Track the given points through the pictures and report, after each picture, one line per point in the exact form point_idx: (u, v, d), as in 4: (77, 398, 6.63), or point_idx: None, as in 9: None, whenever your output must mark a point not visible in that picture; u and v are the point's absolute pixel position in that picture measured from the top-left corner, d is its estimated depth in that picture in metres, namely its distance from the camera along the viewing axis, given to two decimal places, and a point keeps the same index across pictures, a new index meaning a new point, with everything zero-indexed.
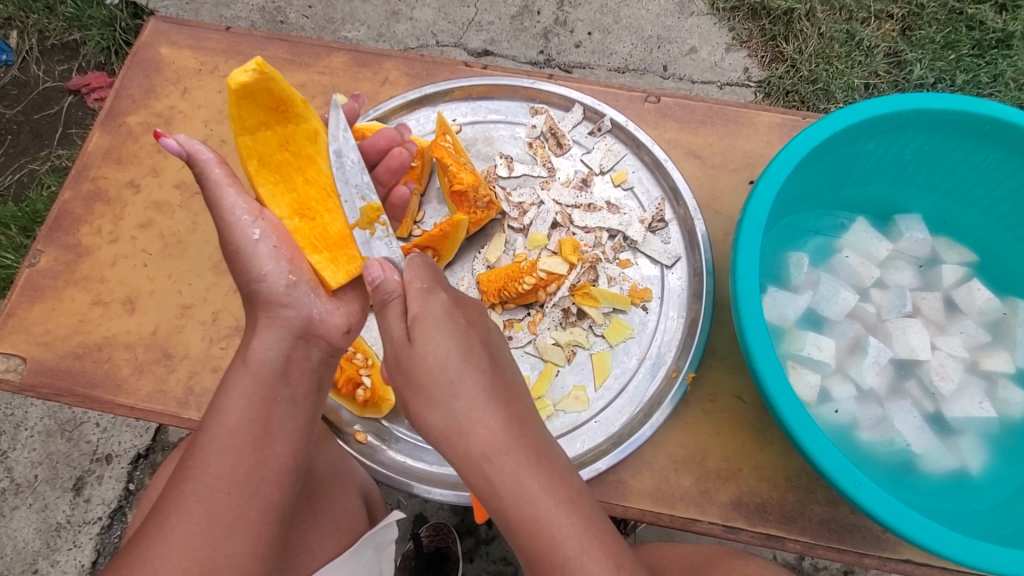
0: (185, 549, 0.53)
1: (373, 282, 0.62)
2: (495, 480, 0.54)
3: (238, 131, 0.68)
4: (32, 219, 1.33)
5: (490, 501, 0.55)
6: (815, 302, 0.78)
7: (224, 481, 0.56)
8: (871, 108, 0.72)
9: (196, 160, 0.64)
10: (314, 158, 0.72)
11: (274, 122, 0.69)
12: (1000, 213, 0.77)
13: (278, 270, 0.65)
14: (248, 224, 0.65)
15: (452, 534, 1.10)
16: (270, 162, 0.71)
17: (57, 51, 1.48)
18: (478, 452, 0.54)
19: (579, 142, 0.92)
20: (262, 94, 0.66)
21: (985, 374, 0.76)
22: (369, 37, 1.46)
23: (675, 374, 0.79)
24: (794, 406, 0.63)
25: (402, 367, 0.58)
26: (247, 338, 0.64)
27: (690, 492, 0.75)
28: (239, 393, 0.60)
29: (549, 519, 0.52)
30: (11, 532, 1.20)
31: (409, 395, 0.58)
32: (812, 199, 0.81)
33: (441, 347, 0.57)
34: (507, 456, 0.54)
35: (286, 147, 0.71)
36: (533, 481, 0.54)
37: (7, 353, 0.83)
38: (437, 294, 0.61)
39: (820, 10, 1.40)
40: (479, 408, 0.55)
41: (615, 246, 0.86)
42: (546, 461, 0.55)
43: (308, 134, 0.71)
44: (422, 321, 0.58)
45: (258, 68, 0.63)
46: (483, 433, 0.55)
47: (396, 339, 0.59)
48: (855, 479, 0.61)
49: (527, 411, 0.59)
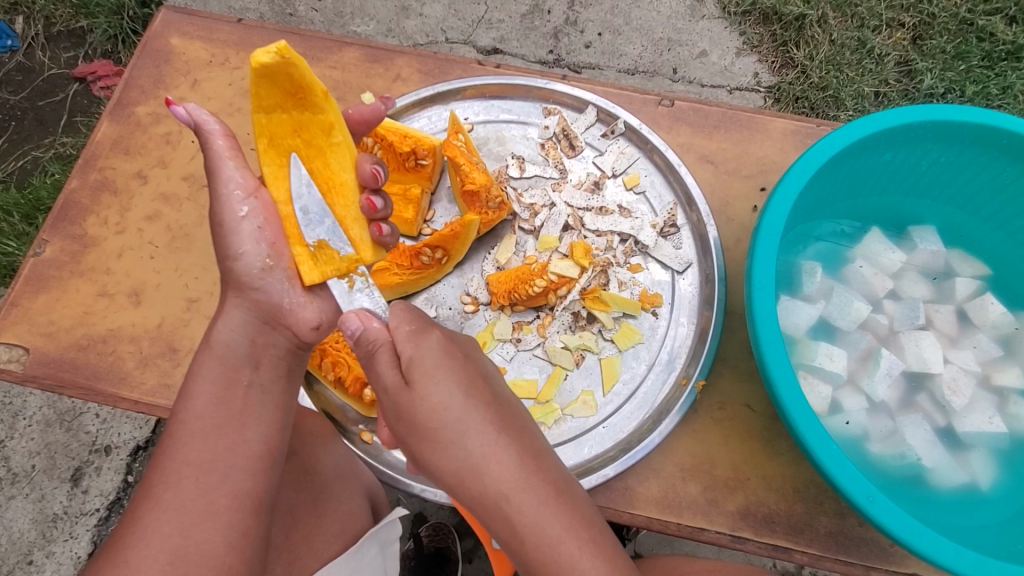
0: (157, 539, 0.54)
1: (353, 334, 0.59)
2: (516, 521, 0.53)
3: (253, 107, 0.60)
4: (35, 207, 1.32)
5: (512, 545, 0.54)
6: (828, 313, 0.77)
7: (199, 470, 0.58)
8: (890, 118, 0.72)
9: (202, 131, 0.62)
10: (324, 152, 0.63)
11: (291, 106, 0.60)
12: (1017, 227, 0.77)
13: (256, 252, 0.63)
14: (238, 199, 0.62)
15: (452, 535, 1.09)
16: (278, 145, 0.62)
17: (64, 38, 1.47)
18: (496, 492, 0.53)
19: (592, 144, 0.92)
20: (282, 76, 0.58)
21: (997, 390, 0.75)
22: (378, 32, 1.45)
23: (685, 382, 0.78)
24: (808, 417, 0.62)
25: (404, 413, 0.56)
26: (215, 319, 0.65)
27: (697, 500, 0.75)
28: (202, 377, 0.62)
29: (571, 561, 0.52)
30: (7, 522, 1.19)
31: (413, 441, 0.56)
32: (827, 208, 0.80)
33: (441, 391, 0.56)
34: (526, 494, 0.53)
35: (299, 133, 0.62)
36: (556, 521, 0.53)
37: (10, 343, 0.83)
38: (428, 333, 0.60)
39: (832, 16, 1.39)
40: (490, 446, 0.55)
41: (626, 250, 0.85)
42: (565, 497, 0.55)
43: (323, 126, 0.62)
44: (419, 363, 0.57)
45: (280, 51, 0.55)
46: (498, 471, 0.54)
47: (391, 387, 0.57)
48: (869, 493, 0.60)
49: (537, 442, 0.58)
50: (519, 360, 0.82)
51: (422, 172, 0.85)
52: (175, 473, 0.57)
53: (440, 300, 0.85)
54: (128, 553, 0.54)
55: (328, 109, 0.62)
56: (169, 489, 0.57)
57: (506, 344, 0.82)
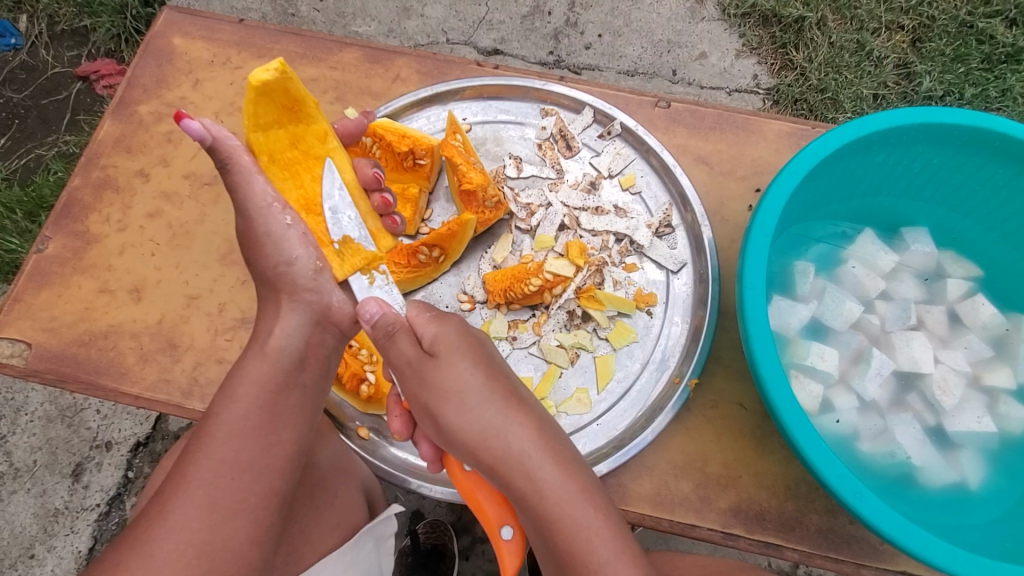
0: (185, 533, 0.53)
1: (371, 319, 0.61)
2: (537, 479, 0.56)
3: (250, 127, 0.65)
4: (39, 205, 1.33)
5: (529, 501, 0.56)
6: (821, 313, 0.78)
7: (232, 466, 0.57)
8: (882, 121, 0.72)
9: (220, 144, 0.63)
10: (321, 158, 0.68)
11: (286, 120, 0.66)
12: (1010, 228, 0.77)
13: (307, 255, 0.66)
14: (278, 211, 0.65)
15: (449, 532, 1.10)
16: (279, 160, 0.67)
17: (67, 37, 1.48)
18: (517, 450, 0.57)
19: (589, 145, 0.93)
20: (279, 93, 0.64)
21: (986, 390, 0.76)
22: (380, 32, 1.46)
23: (677, 380, 0.79)
24: (799, 417, 0.63)
25: (428, 381, 0.60)
26: (269, 319, 0.67)
27: (689, 497, 0.75)
28: (251, 379, 0.62)
29: (590, 520, 0.55)
30: (9, 516, 1.20)
31: (436, 408, 0.60)
32: (820, 209, 0.81)
33: (463, 362, 0.61)
34: (544, 453, 0.58)
35: (296, 146, 0.67)
36: (571, 482, 0.57)
37: (13, 338, 0.84)
38: (447, 316, 0.66)
39: (831, 19, 1.40)
40: (510, 413, 0.59)
41: (622, 250, 0.86)
42: (575, 465, 0.58)
43: (318, 134, 0.68)
44: (443, 338, 0.62)
45: (280, 67, 0.62)
46: (520, 433, 0.58)
47: (415, 358, 0.61)
48: (856, 491, 0.61)
49: (545, 416, 0.63)
50: (515, 359, 0.82)
51: (420, 172, 0.87)
52: (208, 471, 0.56)
53: (437, 298, 0.86)
54: (157, 545, 0.52)
55: (320, 119, 0.68)
56: (203, 484, 0.55)
57: (502, 342, 0.83)
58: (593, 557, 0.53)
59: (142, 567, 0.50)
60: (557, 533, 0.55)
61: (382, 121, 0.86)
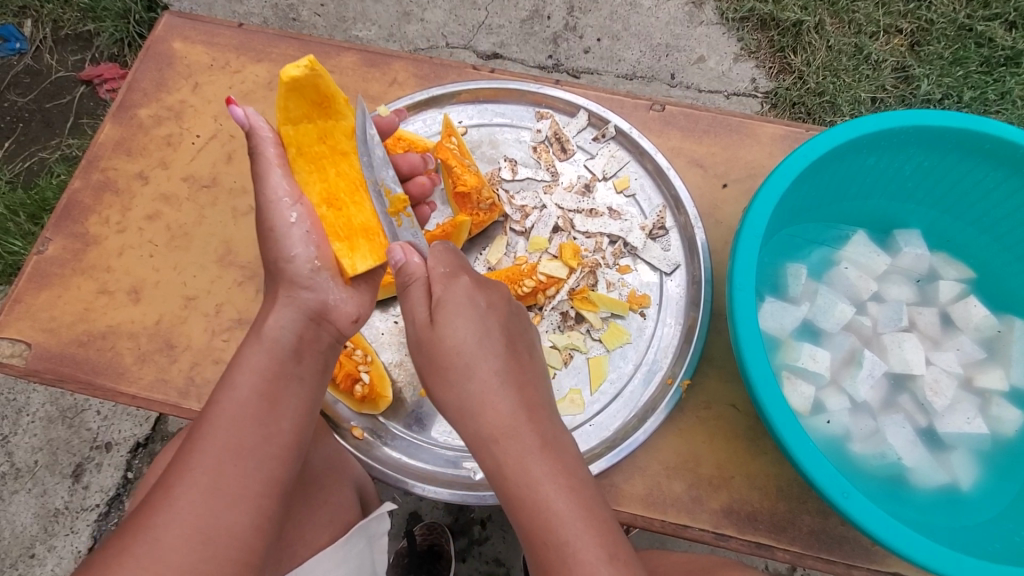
0: (192, 519, 0.54)
1: (396, 264, 0.62)
2: (502, 462, 0.56)
3: (281, 120, 0.66)
4: (41, 208, 1.35)
5: (496, 479, 0.57)
6: (813, 314, 0.79)
7: (238, 460, 0.57)
8: (873, 123, 0.73)
9: (255, 136, 0.66)
10: (348, 154, 0.69)
11: (316, 115, 0.67)
12: (1001, 231, 0.78)
13: (306, 254, 0.65)
14: (287, 205, 0.66)
15: (446, 533, 1.11)
16: (307, 153, 0.68)
17: (71, 42, 1.50)
18: (488, 434, 0.57)
19: (583, 148, 0.93)
20: (309, 88, 0.65)
21: (979, 392, 0.76)
22: (380, 37, 1.47)
23: (670, 381, 0.79)
24: (786, 416, 0.63)
25: (424, 347, 0.60)
26: (264, 313, 0.65)
27: (681, 498, 0.76)
28: (250, 367, 0.61)
29: (550, 502, 0.54)
30: (10, 516, 1.21)
31: (429, 372, 0.61)
32: (813, 212, 0.81)
33: (459, 332, 0.59)
34: (513, 440, 0.56)
35: (324, 141, 0.69)
36: (538, 465, 0.55)
37: (13, 338, 0.85)
38: (458, 278, 0.62)
39: (829, 23, 1.40)
40: (491, 391, 0.58)
41: (615, 252, 0.86)
42: (554, 448, 0.57)
43: (347, 131, 0.69)
44: (444, 304, 0.60)
45: (309, 64, 0.62)
46: (493, 416, 0.57)
47: (418, 320, 0.61)
48: (844, 491, 0.61)
49: (543, 401, 0.61)
50: None
51: None
52: (214, 458, 0.57)
53: None
54: (160, 531, 0.53)
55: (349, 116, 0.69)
56: (209, 471, 0.56)
57: None
58: (554, 535, 0.53)
59: (146, 548, 0.52)
60: (531, 533, 0.54)
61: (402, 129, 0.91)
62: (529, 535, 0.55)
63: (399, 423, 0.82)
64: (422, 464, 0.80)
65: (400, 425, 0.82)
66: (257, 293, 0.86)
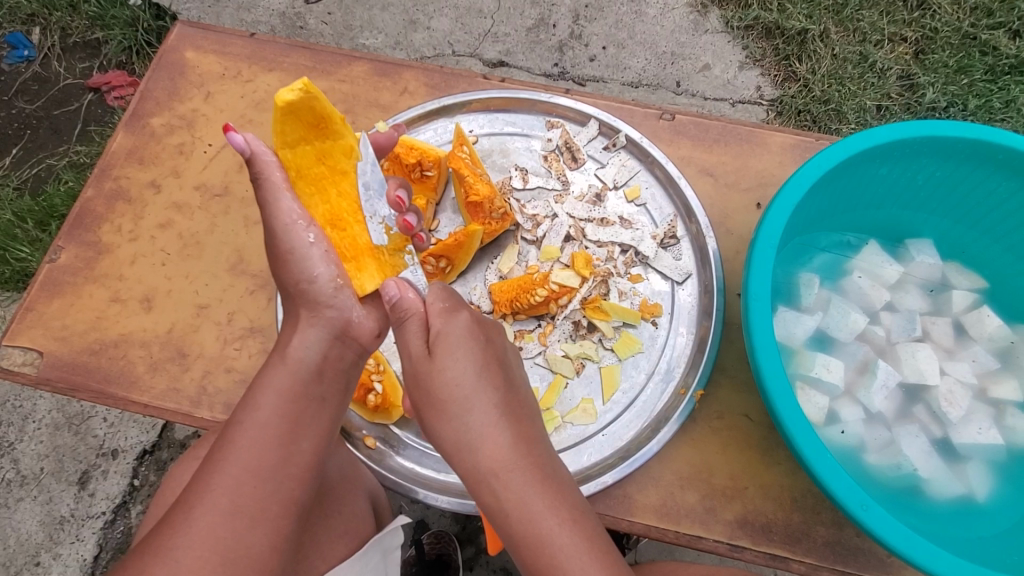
0: (205, 538, 0.54)
1: (390, 300, 0.63)
2: (503, 496, 0.55)
3: (279, 144, 0.66)
4: (49, 214, 1.35)
5: (497, 517, 0.56)
6: (826, 324, 0.78)
7: (257, 479, 0.57)
8: (884, 134, 0.73)
9: (258, 160, 0.65)
10: (348, 174, 0.68)
11: (313, 136, 0.66)
12: (1011, 242, 0.78)
13: (328, 273, 0.66)
14: (302, 228, 0.65)
15: (453, 542, 1.10)
16: (307, 175, 0.67)
17: (80, 49, 1.50)
18: (487, 467, 0.55)
19: (594, 157, 0.93)
20: (304, 111, 0.64)
21: (993, 402, 0.76)
22: (387, 45, 1.48)
23: (683, 391, 0.79)
24: (804, 428, 0.63)
25: (421, 381, 0.59)
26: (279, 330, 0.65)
27: (694, 508, 0.76)
28: (266, 387, 0.62)
29: (554, 535, 0.53)
30: (15, 524, 1.21)
31: (426, 408, 0.59)
32: (824, 221, 0.82)
33: (458, 364, 0.58)
34: (515, 473, 0.55)
35: (323, 161, 0.67)
36: (540, 499, 0.54)
37: (25, 346, 0.85)
38: (458, 312, 0.63)
39: (833, 32, 1.41)
40: (490, 424, 0.57)
41: (626, 261, 0.87)
42: (552, 477, 0.56)
43: (344, 149, 0.68)
44: (443, 338, 0.60)
45: (304, 87, 0.62)
46: (493, 449, 0.56)
47: (414, 354, 0.61)
48: (863, 502, 0.61)
49: (537, 431, 0.60)
50: None
51: (427, 183, 0.88)
52: (229, 476, 0.56)
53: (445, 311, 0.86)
54: (179, 552, 0.52)
55: (347, 135, 0.68)
56: (224, 490, 0.56)
57: None
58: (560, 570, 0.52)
59: (160, 568, 0.52)
60: (540, 568, 0.53)
61: (409, 137, 0.89)
62: (536, 557, 0.53)
63: (411, 432, 0.82)
64: (433, 474, 0.80)
65: (412, 434, 0.82)
66: (269, 302, 0.86)
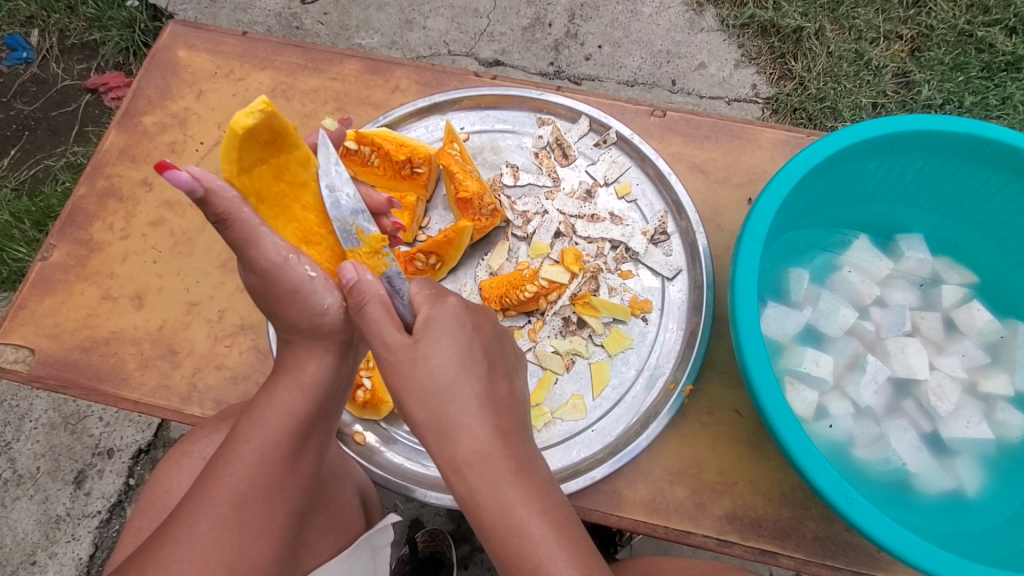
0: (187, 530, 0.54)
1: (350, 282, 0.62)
2: (475, 486, 0.54)
3: (234, 171, 0.63)
4: (46, 214, 1.35)
5: (470, 506, 0.54)
6: (814, 319, 0.78)
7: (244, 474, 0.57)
8: (873, 128, 0.73)
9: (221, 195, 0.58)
10: (308, 184, 0.68)
11: (266, 154, 0.64)
12: (1001, 236, 0.78)
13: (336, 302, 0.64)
14: (296, 263, 0.63)
15: (447, 540, 1.10)
16: (267, 197, 0.66)
17: (78, 51, 1.51)
18: (462, 457, 0.54)
19: (585, 153, 0.93)
20: (257, 130, 0.62)
21: (983, 396, 0.76)
22: (382, 44, 1.49)
23: (672, 386, 0.79)
24: (790, 422, 0.63)
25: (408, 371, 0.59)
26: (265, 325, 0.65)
27: (684, 504, 0.75)
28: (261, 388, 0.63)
29: (523, 523, 0.52)
30: (11, 523, 1.21)
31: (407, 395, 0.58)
32: (813, 216, 0.82)
33: (442, 350, 0.57)
34: (495, 466, 0.54)
35: (281, 178, 0.66)
36: (514, 489, 0.53)
37: (17, 344, 0.85)
38: (448, 301, 0.62)
39: (828, 29, 1.41)
40: (468, 414, 0.55)
41: (616, 257, 0.87)
42: (535, 470, 0.56)
43: (300, 160, 0.67)
44: (432, 324, 0.59)
45: (263, 107, 0.60)
46: (469, 437, 0.55)
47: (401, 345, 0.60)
48: (848, 496, 0.61)
49: (523, 424, 0.59)
50: None
51: (417, 180, 0.88)
52: None
53: None
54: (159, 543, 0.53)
55: (299, 144, 0.66)
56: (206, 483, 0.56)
57: None
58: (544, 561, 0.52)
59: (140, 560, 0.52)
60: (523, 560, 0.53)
61: (398, 134, 0.89)
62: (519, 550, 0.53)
63: (401, 427, 0.83)
64: (422, 470, 0.80)
65: (402, 430, 0.83)
66: None
